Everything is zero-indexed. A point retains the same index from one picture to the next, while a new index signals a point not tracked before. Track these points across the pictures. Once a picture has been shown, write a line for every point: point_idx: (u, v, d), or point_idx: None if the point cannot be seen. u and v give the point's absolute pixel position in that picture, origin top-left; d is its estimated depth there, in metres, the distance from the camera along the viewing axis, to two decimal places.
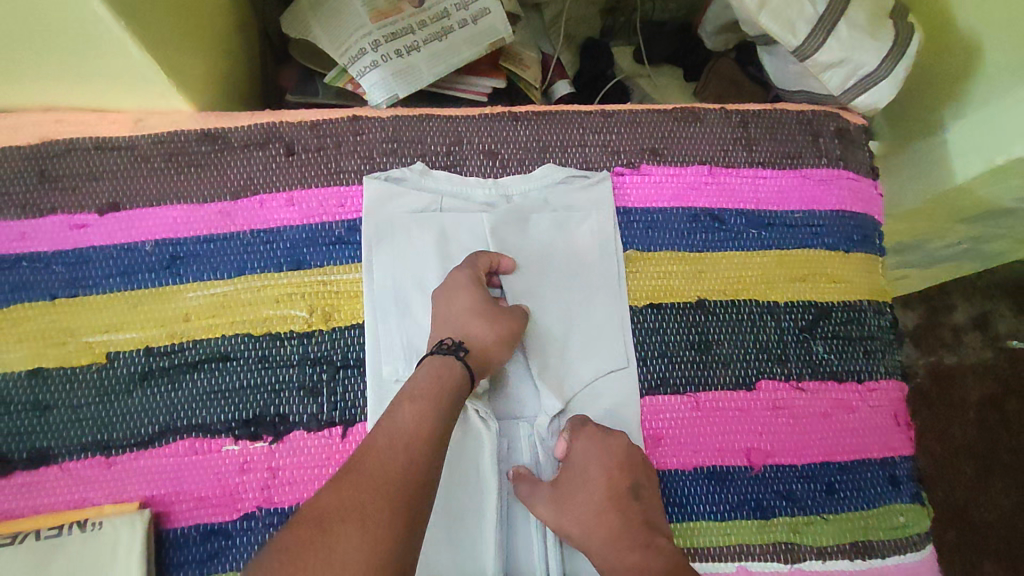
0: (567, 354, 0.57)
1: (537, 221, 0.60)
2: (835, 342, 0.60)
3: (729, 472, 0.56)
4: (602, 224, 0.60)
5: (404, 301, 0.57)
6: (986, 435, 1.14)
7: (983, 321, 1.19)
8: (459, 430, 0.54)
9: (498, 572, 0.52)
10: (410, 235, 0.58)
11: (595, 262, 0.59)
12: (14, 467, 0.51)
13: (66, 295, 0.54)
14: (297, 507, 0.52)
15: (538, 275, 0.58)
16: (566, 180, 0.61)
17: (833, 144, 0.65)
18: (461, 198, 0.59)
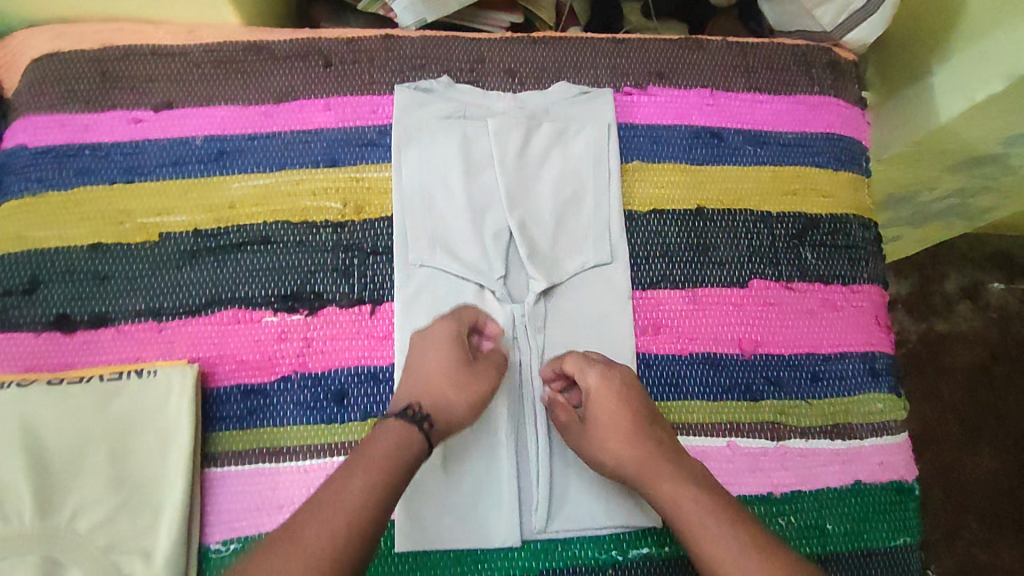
0: (576, 250, 0.62)
1: (550, 130, 0.64)
2: (822, 250, 0.65)
3: (722, 359, 0.61)
4: (610, 135, 0.65)
5: (428, 197, 0.62)
6: (976, 399, 1.12)
7: (974, 290, 1.18)
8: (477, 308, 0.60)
9: (510, 434, 0.57)
10: (434, 138, 0.63)
11: (602, 170, 0.64)
12: (76, 326, 0.56)
13: (123, 181, 0.60)
14: (329, 372, 0.57)
15: (550, 180, 0.63)
16: (577, 96, 0.66)
17: (825, 74, 0.70)
18: (482, 108, 0.64)
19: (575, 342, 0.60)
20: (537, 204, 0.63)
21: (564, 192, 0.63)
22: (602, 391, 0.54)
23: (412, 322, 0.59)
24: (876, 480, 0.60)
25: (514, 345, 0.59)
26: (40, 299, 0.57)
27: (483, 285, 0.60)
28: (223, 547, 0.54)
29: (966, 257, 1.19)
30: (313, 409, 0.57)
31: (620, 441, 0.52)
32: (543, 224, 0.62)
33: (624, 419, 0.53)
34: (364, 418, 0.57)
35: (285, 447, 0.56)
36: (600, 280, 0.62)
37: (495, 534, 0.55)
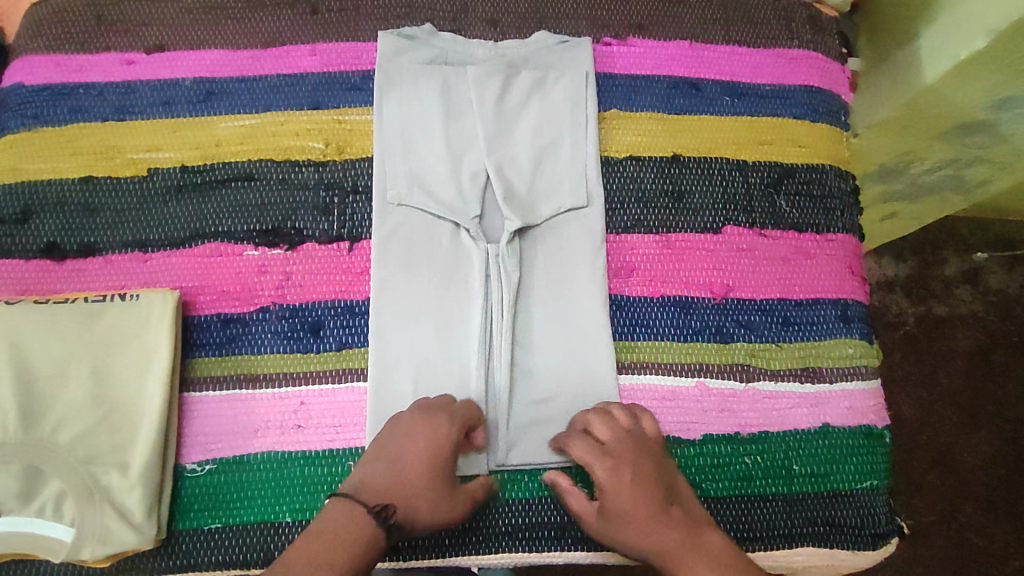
0: (550, 193, 0.63)
1: (530, 77, 0.65)
2: (797, 198, 0.65)
3: (694, 302, 0.62)
4: (587, 81, 0.66)
5: (408, 138, 0.63)
6: (973, 384, 1.10)
7: (974, 274, 1.17)
8: (451, 247, 0.61)
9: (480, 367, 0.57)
10: (416, 81, 0.64)
11: (579, 115, 0.65)
12: (66, 254, 0.58)
13: (115, 118, 0.62)
14: (306, 304, 0.59)
15: (528, 124, 0.64)
16: (556, 44, 0.67)
17: (805, 28, 0.71)
18: (464, 56, 0.66)
19: (548, 282, 0.61)
20: (515, 148, 0.64)
21: (542, 135, 0.64)
22: (619, 484, 0.50)
23: (388, 256, 0.60)
24: (845, 424, 0.60)
25: (486, 283, 0.59)
26: (33, 228, 0.59)
27: (459, 224, 0.61)
28: (198, 468, 0.55)
29: (966, 243, 1.18)
30: (289, 339, 0.58)
31: (641, 531, 0.49)
32: (520, 166, 0.63)
33: (644, 507, 0.49)
34: (339, 349, 0.58)
35: (260, 375, 0.57)
36: (576, 223, 0.62)
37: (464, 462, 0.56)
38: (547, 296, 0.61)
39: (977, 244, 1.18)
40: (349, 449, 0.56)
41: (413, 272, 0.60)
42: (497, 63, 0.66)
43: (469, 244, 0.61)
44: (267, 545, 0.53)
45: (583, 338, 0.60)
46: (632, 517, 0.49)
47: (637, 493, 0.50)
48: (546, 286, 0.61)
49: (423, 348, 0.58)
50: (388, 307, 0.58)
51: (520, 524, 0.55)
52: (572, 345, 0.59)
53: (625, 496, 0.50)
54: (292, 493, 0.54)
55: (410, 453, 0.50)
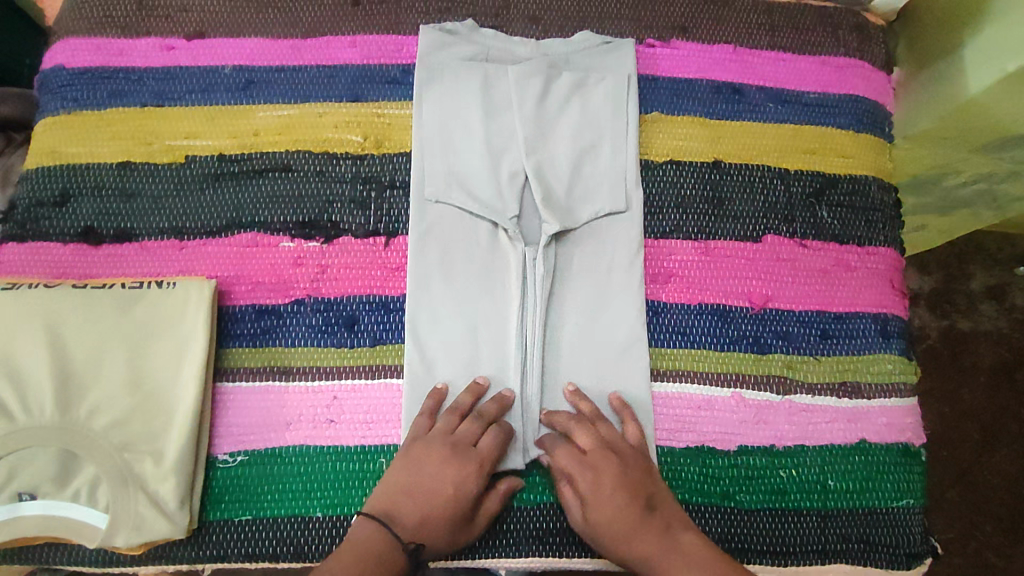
0: (589, 197, 0.62)
1: (572, 77, 0.64)
2: (839, 210, 0.64)
3: (732, 311, 0.61)
4: (629, 83, 0.65)
5: (447, 134, 0.62)
6: (995, 403, 1.09)
7: (1000, 291, 1.15)
8: (489, 247, 0.60)
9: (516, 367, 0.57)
10: (457, 77, 0.63)
11: (619, 117, 0.64)
12: (102, 239, 0.58)
13: (154, 103, 0.62)
14: (341, 298, 0.58)
15: (568, 125, 0.63)
16: (598, 46, 0.66)
17: (851, 36, 0.69)
18: (505, 53, 0.65)
19: (584, 287, 0.60)
20: (554, 149, 0.63)
21: (582, 137, 0.63)
22: (598, 494, 0.51)
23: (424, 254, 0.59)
24: (880, 441, 0.59)
25: (522, 287, 0.58)
26: (70, 212, 0.59)
27: (497, 224, 0.60)
28: (229, 459, 0.54)
29: (994, 258, 1.17)
30: (323, 333, 0.58)
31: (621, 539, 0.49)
32: (560, 168, 0.62)
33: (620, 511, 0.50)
34: (373, 345, 0.58)
35: (294, 367, 0.57)
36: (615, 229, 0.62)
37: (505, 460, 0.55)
38: (583, 302, 0.60)
39: (1005, 259, 1.17)
40: (381, 447, 0.55)
41: (450, 272, 0.59)
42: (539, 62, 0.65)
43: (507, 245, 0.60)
44: (296, 540, 0.53)
45: (619, 343, 0.59)
46: (613, 526, 0.50)
47: (617, 502, 0.50)
48: (582, 291, 0.60)
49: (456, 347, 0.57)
50: (423, 306, 0.58)
51: (552, 528, 0.55)
52: (608, 352, 0.59)
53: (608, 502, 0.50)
54: (324, 489, 0.54)
55: (436, 488, 0.51)
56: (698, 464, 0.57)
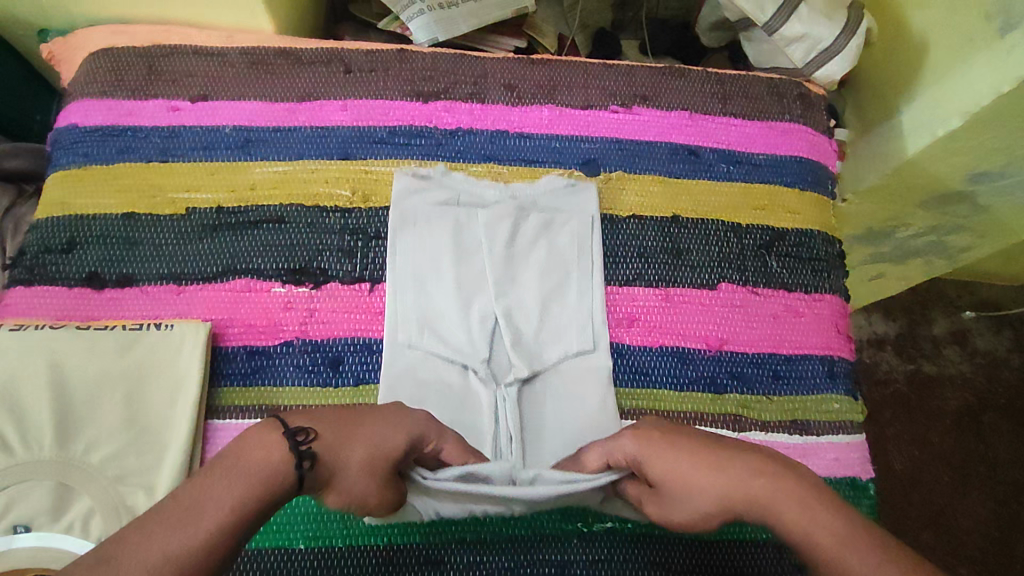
0: (553, 341, 0.65)
1: (536, 223, 0.69)
2: (787, 259, 0.70)
3: (690, 353, 0.66)
4: (588, 226, 0.69)
5: (420, 278, 0.65)
6: (963, 444, 1.15)
7: (961, 336, 1.24)
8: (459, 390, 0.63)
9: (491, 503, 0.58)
10: (430, 223, 0.67)
11: (580, 261, 0.68)
12: (104, 284, 0.62)
13: (158, 159, 0.67)
14: (328, 340, 0.63)
15: (533, 263, 0.68)
16: (558, 187, 0.70)
17: (796, 104, 0.77)
18: (474, 197, 0.69)
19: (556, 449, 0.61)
20: (521, 290, 0.67)
21: (549, 278, 0.67)
22: (653, 449, 0.49)
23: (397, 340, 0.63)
24: (831, 475, 0.64)
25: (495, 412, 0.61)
26: (76, 258, 0.63)
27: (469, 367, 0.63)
28: None
29: (955, 305, 1.26)
30: (309, 373, 0.62)
31: (707, 482, 0.46)
32: (527, 311, 0.66)
33: (686, 452, 0.48)
34: (357, 384, 0.62)
35: (282, 406, 0.60)
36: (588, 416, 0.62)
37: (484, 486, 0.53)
38: (554, 435, 0.62)
39: (960, 306, 1.26)
40: None
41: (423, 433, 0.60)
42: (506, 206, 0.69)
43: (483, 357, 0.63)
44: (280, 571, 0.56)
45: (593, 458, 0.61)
46: (683, 472, 0.47)
47: (679, 449, 0.48)
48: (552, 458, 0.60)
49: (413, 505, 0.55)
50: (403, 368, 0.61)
51: (523, 559, 0.58)
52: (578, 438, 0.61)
53: (656, 453, 0.49)
54: (307, 523, 0.57)
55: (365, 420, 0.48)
56: None
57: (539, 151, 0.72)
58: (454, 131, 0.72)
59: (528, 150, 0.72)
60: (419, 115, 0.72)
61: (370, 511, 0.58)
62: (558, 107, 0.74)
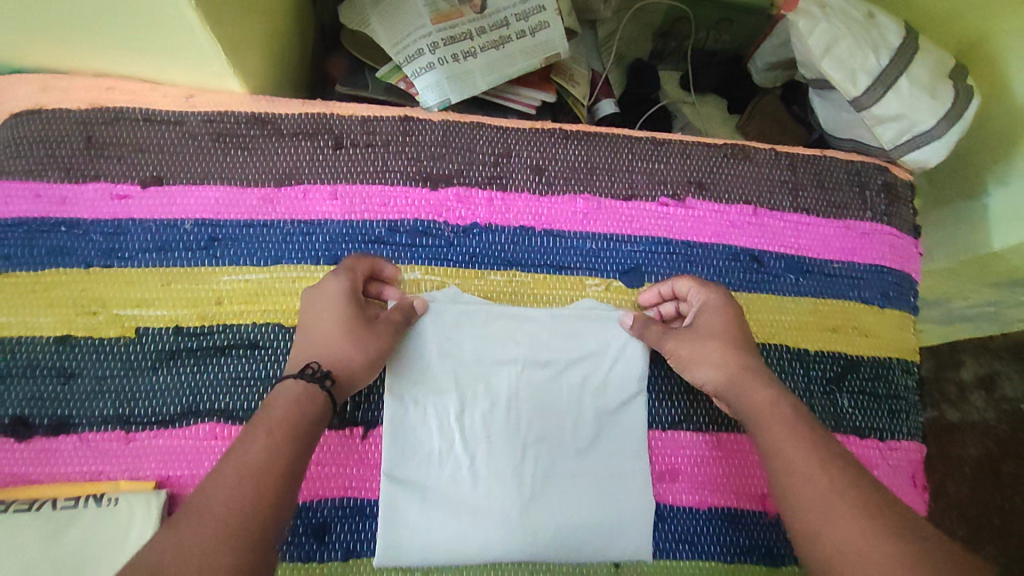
0: (588, 479, 0.54)
1: (568, 343, 0.57)
2: (860, 397, 0.59)
3: (742, 515, 0.56)
4: (630, 356, 0.57)
5: (426, 407, 0.54)
6: (981, 498, 1.04)
7: (989, 380, 1.09)
8: (467, 530, 0.51)
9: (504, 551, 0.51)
10: (439, 343, 0.55)
11: (620, 394, 0.56)
12: (33, 432, 0.50)
13: (100, 264, 0.54)
14: (312, 506, 0.51)
15: (565, 392, 0.56)
16: (596, 311, 0.58)
17: (878, 198, 0.64)
18: (497, 312, 0.57)
19: (584, 553, 0.52)
20: (551, 423, 0.54)
21: (584, 411, 0.55)
22: (711, 315, 0.53)
23: (415, 362, 0.54)
24: None
25: (512, 546, 0.51)
26: None
27: (483, 507, 0.52)
28: None
29: (987, 347, 1.11)
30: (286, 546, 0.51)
31: (736, 362, 0.50)
32: (558, 445, 0.54)
33: (730, 331, 0.52)
34: (345, 559, 0.51)
35: None
36: (620, 519, 0.53)
37: (497, 317, 0.56)
38: (581, 552, 0.52)
39: (998, 348, 1.10)
40: None
41: (434, 485, 0.52)
42: (531, 321, 0.57)
43: (501, 426, 0.54)
44: None
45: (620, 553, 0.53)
46: (717, 338, 0.51)
47: (727, 330, 0.52)
48: (577, 549, 0.52)
49: (433, 479, 0.52)
50: (417, 364, 0.54)
51: None
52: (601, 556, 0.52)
53: (710, 314, 0.53)
54: None
55: (325, 328, 0.49)
56: None
57: (570, 255, 0.59)
58: (468, 227, 0.59)
59: (558, 253, 0.59)
60: (426, 206, 0.59)
61: None
62: (596, 197, 0.61)
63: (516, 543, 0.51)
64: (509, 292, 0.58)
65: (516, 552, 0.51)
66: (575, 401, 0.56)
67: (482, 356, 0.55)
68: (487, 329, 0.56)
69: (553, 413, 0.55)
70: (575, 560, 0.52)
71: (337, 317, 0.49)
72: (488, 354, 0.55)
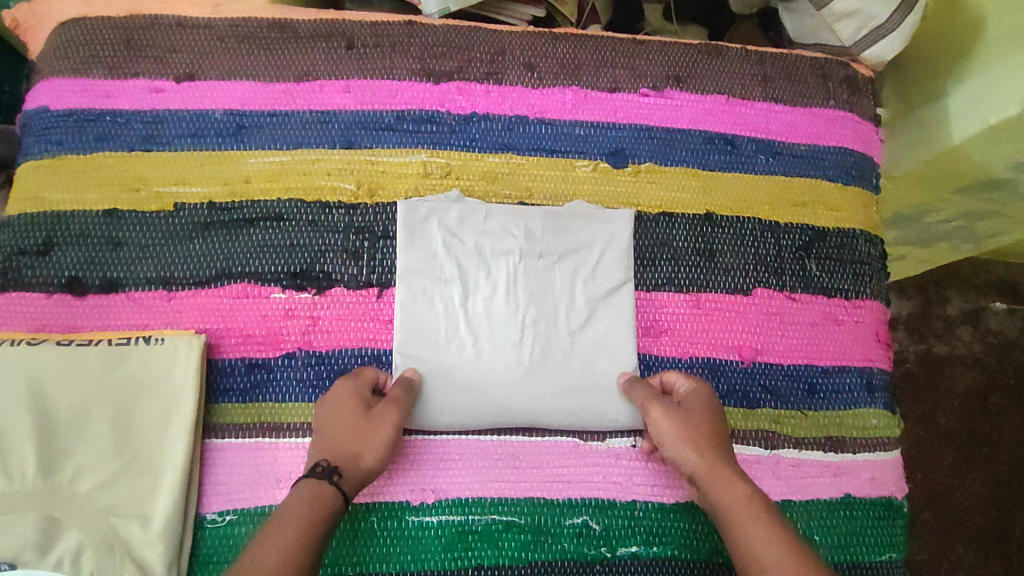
0: (579, 359, 0.60)
1: (560, 238, 0.62)
2: (828, 262, 0.65)
3: (721, 365, 0.62)
4: (616, 250, 0.62)
5: (432, 294, 0.60)
6: (969, 426, 1.09)
7: (975, 317, 1.15)
8: (469, 400, 0.57)
9: (502, 417, 0.57)
10: (443, 237, 0.61)
11: (608, 284, 0.62)
12: (87, 289, 0.57)
13: (141, 148, 0.61)
14: (335, 353, 0.58)
15: (557, 282, 0.61)
16: (585, 211, 0.63)
17: (841, 88, 0.70)
18: (495, 212, 0.62)
19: (578, 419, 0.58)
20: (545, 308, 0.60)
21: (574, 298, 0.61)
22: (693, 405, 0.56)
23: (422, 254, 0.60)
24: (865, 496, 0.60)
25: (509, 414, 0.57)
26: (53, 261, 0.57)
27: (484, 380, 0.58)
28: (218, 518, 0.53)
29: (970, 284, 1.16)
30: (313, 388, 0.57)
31: (700, 448, 0.53)
32: (550, 327, 0.60)
33: (704, 417, 0.55)
34: None
35: (286, 423, 0.56)
36: (610, 390, 0.59)
37: (495, 217, 0.62)
38: (571, 420, 0.58)
39: (979, 286, 1.16)
40: (373, 504, 0.55)
41: (444, 361, 0.58)
42: (527, 220, 0.62)
43: (502, 310, 0.60)
44: None
45: (605, 422, 0.58)
46: (693, 430, 0.54)
47: (699, 427, 0.54)
48: (572, 416, 0.58)
49: (442, 356, 0.58)
50: (424, 255, 0.60)
51: None
52: (594, 421, 0.58)
53: (689, 418, 0.55)
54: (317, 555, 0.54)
55: (335, 428, 0.53)
56: (687, 520, 0.58)
57: (561, 140, 0.66)
58: (469, 116, 0.65)
59: (550, 139, 0.66)
60: (429, 98, 0.65)
61: (381, 536, 0.55)
62: (583, 90, 0.67)
63: (512, 412, 0.57)
64: (506, 171, 0.64)
65: (513, 419, 0.57)
66: (566, 289, 0.61)
67: (483, 248, 0.61)
68: (487, 225, 0.61)
69: (548, 298, 0.61)
70: (566, 426, 0.58)
71: (348, 420, 0.53)
72: (488, 248, 0.61)
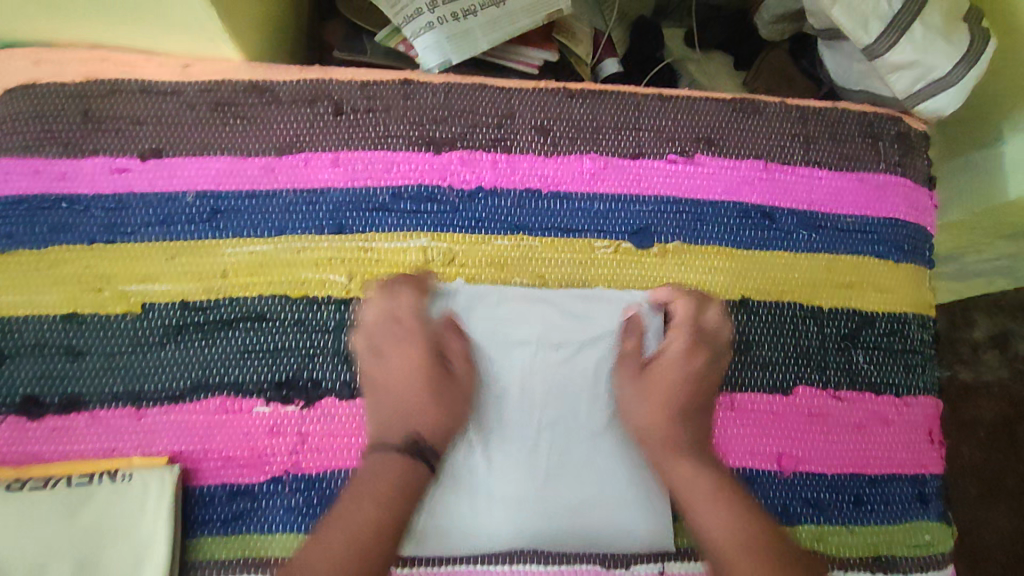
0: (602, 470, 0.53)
1: (582, 326, 0.55)
2: (876, 353, 0.59)
3: (758, 476, 0.56)
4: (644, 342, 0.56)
5: None
6: (994, 457, 0.94)
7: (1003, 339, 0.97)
8: (479, 518, 0.52)
9: (516, 537, 0.52)
10: (449, 326, 0.54)
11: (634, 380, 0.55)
12: (46, 409, 0.51)
13: (103, 240, 0.53)
14: (326, 475, 0.51)
15: (578, 377, 0.55)
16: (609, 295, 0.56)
17: (892, 149, 0.63)
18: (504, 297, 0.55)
19: (600, 537, 0.53)
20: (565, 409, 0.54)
21: (598, 397, 0.54)
22: (679, 359, 0.54)
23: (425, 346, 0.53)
24: None
25: (523, 533, 0.52)
26: (7, 375, 0.51)
27: (496, 494, 0.52)
28: None
29: (999, 305, 0.98)
30: (302, 517, 0.51)
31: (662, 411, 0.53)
32: (571, 431, 0.53)
33: (679, 375, 0.54)
34: None
35: (272, 559, 0.50)
36: (637, 504, 0.53)
37: (506, 304, 0.55)
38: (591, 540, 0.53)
39: (1013, 306, 0.98)
40: None
41: (451, 471, 0.52)
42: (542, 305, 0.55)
43: (516, 412, 0.53)
44: None
45: (627, 546, 0.53)
46: (658, 390, 0.53)
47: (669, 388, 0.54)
48: (594, 533, 0.53)
49: (453, 461, 0.52)
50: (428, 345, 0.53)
51: None
52: (617, 543, 0.53)
53: (657, 383, 0.54)
54: None
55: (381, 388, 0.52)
56: None
57: (578, 217, 0.58)
58: (474, 191, 0.57)
59: (567, 216, 0.58)
60: (429, 171, 0.57)
61: None
62: (603, 157, 0.59)
63: (527, 531, 0.52)
64: (517, 256, 0.57)
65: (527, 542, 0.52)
66: (589, 386, 0.55)
67: (494, 340, 0.55)
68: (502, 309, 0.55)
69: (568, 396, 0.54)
70: (585, 549, 0.53)
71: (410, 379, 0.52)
72: (500, 339, 0.55)
